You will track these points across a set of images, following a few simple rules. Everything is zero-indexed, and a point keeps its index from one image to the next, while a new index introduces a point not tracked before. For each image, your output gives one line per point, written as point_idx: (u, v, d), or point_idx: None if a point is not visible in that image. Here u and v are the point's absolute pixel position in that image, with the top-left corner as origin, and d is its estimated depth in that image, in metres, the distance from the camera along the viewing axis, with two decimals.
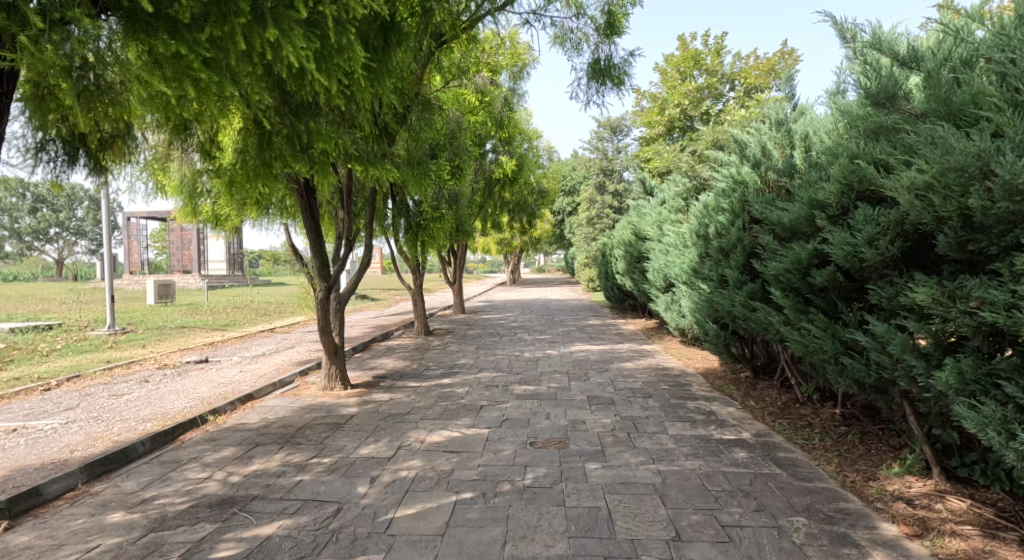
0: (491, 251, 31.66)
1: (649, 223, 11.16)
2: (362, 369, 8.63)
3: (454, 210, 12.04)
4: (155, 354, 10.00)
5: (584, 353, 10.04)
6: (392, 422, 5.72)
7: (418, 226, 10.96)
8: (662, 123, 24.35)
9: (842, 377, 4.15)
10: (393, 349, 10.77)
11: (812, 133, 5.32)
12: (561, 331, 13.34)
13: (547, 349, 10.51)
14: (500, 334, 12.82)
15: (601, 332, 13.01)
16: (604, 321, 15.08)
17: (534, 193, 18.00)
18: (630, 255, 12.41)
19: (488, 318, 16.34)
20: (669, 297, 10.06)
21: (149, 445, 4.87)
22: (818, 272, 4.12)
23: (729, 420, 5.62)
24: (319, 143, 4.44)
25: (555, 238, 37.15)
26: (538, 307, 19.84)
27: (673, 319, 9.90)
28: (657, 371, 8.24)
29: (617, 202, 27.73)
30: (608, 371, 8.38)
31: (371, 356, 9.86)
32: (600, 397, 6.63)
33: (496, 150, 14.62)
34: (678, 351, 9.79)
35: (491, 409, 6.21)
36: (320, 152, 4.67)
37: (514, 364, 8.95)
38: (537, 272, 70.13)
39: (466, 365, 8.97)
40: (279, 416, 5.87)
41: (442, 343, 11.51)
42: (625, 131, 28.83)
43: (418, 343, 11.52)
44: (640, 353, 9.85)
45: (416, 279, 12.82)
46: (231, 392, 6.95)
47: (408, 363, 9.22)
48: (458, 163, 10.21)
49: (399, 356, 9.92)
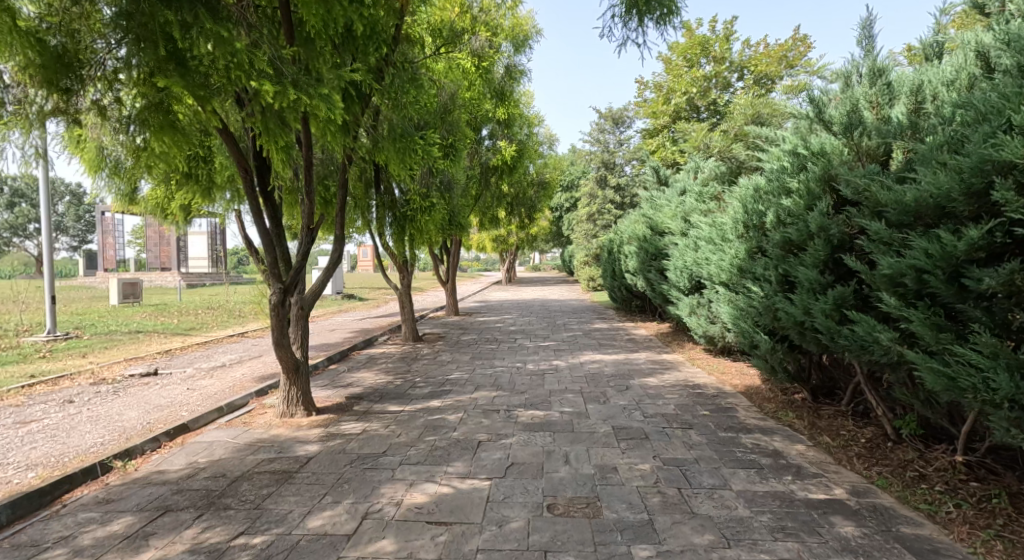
0: (486, 248, 30.22)
1: (668, 216, 9.88)
2: (335, 386, 7.21)
3: (447, 200, 10.67)
4: (94, 366, 8.53)
5: (596, 365, 8.68)
6: (361, 469, 4.31)
7: (407, 217, 9.63)
8: (668, 113, 23.14)
9: (1016, 428, 2.83)
10: (375, 359, 9.35)
11: (928, 86, 3.99)
12: (566, 336, 11.96)
13: (554, 360, 9.12)
14: (498, 340, 11.45)
15: (611, 338, 11.66)
16: (611, 326, 13.69)
17: (533, 184, 16.58)
18: (645, 252, 11.10)
19: (484, 321, 14.96)
20: (695, 300, 8.77)
21: (8, 515, 3.45)
22: (986, 273, 2.82)
23: (807, 467, 4.25)
24: (224, 55, 3.73)
25: (552, 236, 35.71)
26: (537, 308, 18.46)
27: (702, 325, 8.61)
28: (690, 391, 6.86)
29: (619, 198, 26.36)
30: (630, 389, 7.02)
31: (348, 368, 8.45)
32: (628, 430, 5.25)
33: (493, 136, 13.27)
34: (706, 363, 8.44)
35: (492, 447, 4.81)
36: (225, 76, 3.96)
37: (517, 380, 7.56)
38: (532, 271, 68.86)
39: (459, 381, 7.56)
40: (211, 460, 4.45)
41: (432, 352, 10.10)
42: (627, 122, 27.50)
43: (405, 351, 10.11)
44: (662, 366, 8.48)
45: (405, 278, 11.42)
46: (162, 420, 5.51)
47: (391, 377, 7.82)
48: (452, 145, 8.92)
49: (381, 368, 8.51)
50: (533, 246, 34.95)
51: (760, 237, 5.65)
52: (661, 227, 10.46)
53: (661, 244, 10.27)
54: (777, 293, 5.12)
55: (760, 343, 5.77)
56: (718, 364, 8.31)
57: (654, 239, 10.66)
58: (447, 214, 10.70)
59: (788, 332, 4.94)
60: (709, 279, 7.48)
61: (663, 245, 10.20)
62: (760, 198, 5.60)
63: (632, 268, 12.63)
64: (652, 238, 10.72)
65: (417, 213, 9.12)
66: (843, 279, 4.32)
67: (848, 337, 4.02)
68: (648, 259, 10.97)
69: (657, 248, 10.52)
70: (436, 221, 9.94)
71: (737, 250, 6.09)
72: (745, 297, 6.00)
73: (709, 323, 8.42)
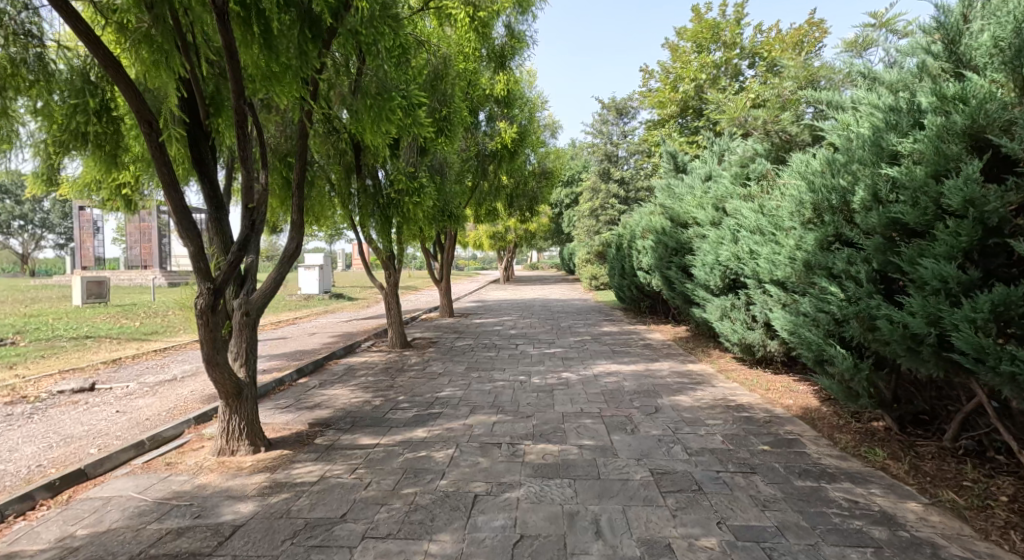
0: (483, 246, 28.84)
1: (693, 206, 8.65)
2: (299, 408, 5.88)
3: (440, 185, 9.39)
4: (18, 380, 7.17)
5: (613, 378, 7.40)
6: (306, 548, 3.01)
7: (394, 204, 8.42)
8: (676, 102, 21.87)
9: None
10: (356, 370, 8.03)
11: None
12: (573, 342, 10.65)
13: (562, 371, 7.83)
14: (497, 346, 10.18)
15: (624, 344, 10.41)
16: (622, 329, 12.39)
17: (535, 174, 15.26)
18: (663, 246, 9.85)
19: (481, 324, 13.69)
20: (729, 303, 7.57)
21: None
22: None
23: (944, 546, 2.98)
24: None
25: (552, 232, 34.38)
26: (538, 309, 17.20)
27: (735, 334, 7.46)
28: (736, 416, 5.56)
29: (623, 192, 25.09)
30: (660, 413, 5.74)
31: (320, 383, 7.12)
32: (673, 478, 3.97)
33: (492, 118, 11.98)
34: (743, 378, 7.15)
35: (492, 507, 3.52)
36: None
37: (521, 399, 6.26)
38: (530, 270, 67.73)
39: (452, 400, 6.25)
40: (95, 532, 3.15)
41: (421, 361, 8.78)
42: (632, 113, 26.24)
43: (390, 360, 8.80)
44: (691, 381, 7.18)
45: (391, 277, 10.11)
46: (59, 461, 4.19)
47: (371, 395, 6.50)
48: (445, 119, 7.73)
49: (359, 382, 7.19)
50: (532, 244, 33.61)
51: (840, 221, 4.42)
52: (684, 218, 9.20)
53: (684, 236, 9.03)
54: (872, 294, 3.90)
55: (835, 358, 4.55)
56: (759, 379, 7.03)
57: (675, 231, 9.39)
58: (440, 203, 9.43)
59: (890, 346, 3.71)
60: (755, 277, 6.25)
61: (686, 240, 8.97)
62: (839, 171, 4.39)
63: (646, 265, 11.38)
64: (672, 231, 9.46)
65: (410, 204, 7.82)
66: (993, 273, 3.15)
67: (1019, 357, 2.80)
68: (668, 255, 9.72)
69: (678, 243, 9.26)
70: (429, 211, 8.74)
71: (801, 240, 4.89)
72: (812, 299, 4.80)
73: (744, 330, 7.27)
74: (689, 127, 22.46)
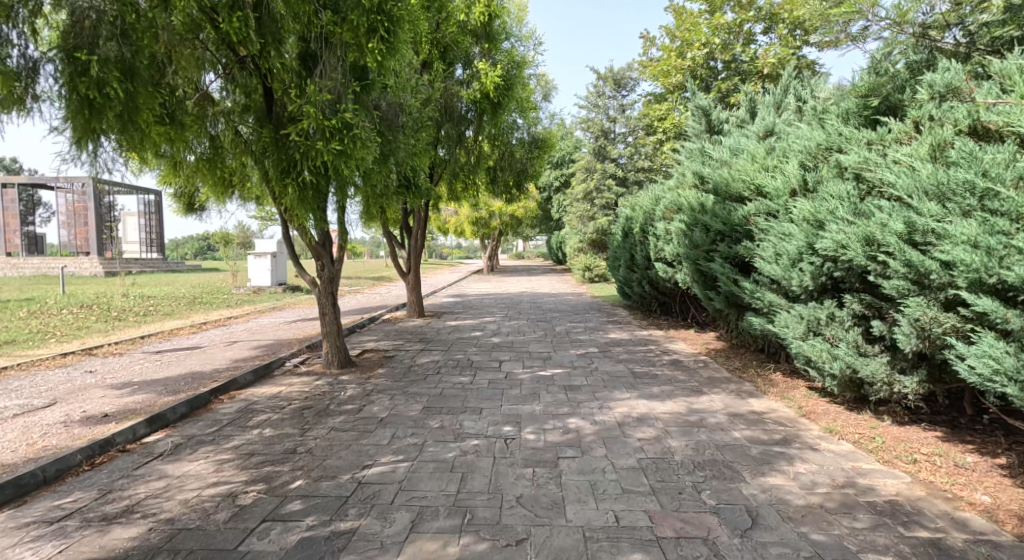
0: (464, 233, 26.02)
1: (759, 170, 6.08)
2: (90, 520, 3.15)
3: (406, 142, 6.60)
4: None
5: (650, 432, 4.78)
6: None
7: (300, 168, 5.54)
8: (682, 70, 19.22)
9: None
10: (255, 413, 5.29)
11: None
12: (576, 358, 8.01)
13: (568, 417, 5.19)
14: (474, 365, 7.50)
15: (644, 361, 7.81)
16: (634, 338, 9.77)
17: (524, 143, 12.48)
18: (705, 228, 7.29)
19: (457, 328, 10.97)
20: (818, 313, 5.06)
21: None
22: None
23: None
24: None
25: (539, 219, 31.61)
26: (527, 307, 14.56)
27: (825, 361, 4.97)
28: (914, 543, 2.95)
29: (620, 174, 22.48)
30: (762, 528, 3.14)
31: (178, 445, 4.37)
32: None
33: (470, 63, 9.69)
34: (855, 433, 4.57)
35: None
36: None
37: (506, 491, 3.59)
38: (517, 259, 65.33)
39: (386, 494, 3.58)
40: None
41: (361, 393, 6.05)
42: (631, 85, 23.48)
43: (317, 392, 6.08)
44: (774, 439, 4.58)
45: (322, 268, 7.32)
46: None
47: (248, 475, 3.80)
48: (382, 11, 5.20)
49: (244, 443, 4.47)
50: (519, 231, 30.99)
51: None
52: (734, 188, 6.59)
53: (735, 212, 6.46)
54: None
55: None
56: (882, 437, 4.43)
57: (723, 204, 6.82)
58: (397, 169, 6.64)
59: None
60: (903, 275, 3.68)
61: (737, 218, 6.41)
62: None
63: (671, 255, 8.83)
64: (718, 208, 6.87)
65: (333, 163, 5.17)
66: None
67: None
68: (711, 242, 7.17)
69: (725, 222, 6.71)
70: (371, 174, 6.05)
71: None
72: None
73: (840, 356, 4.79)
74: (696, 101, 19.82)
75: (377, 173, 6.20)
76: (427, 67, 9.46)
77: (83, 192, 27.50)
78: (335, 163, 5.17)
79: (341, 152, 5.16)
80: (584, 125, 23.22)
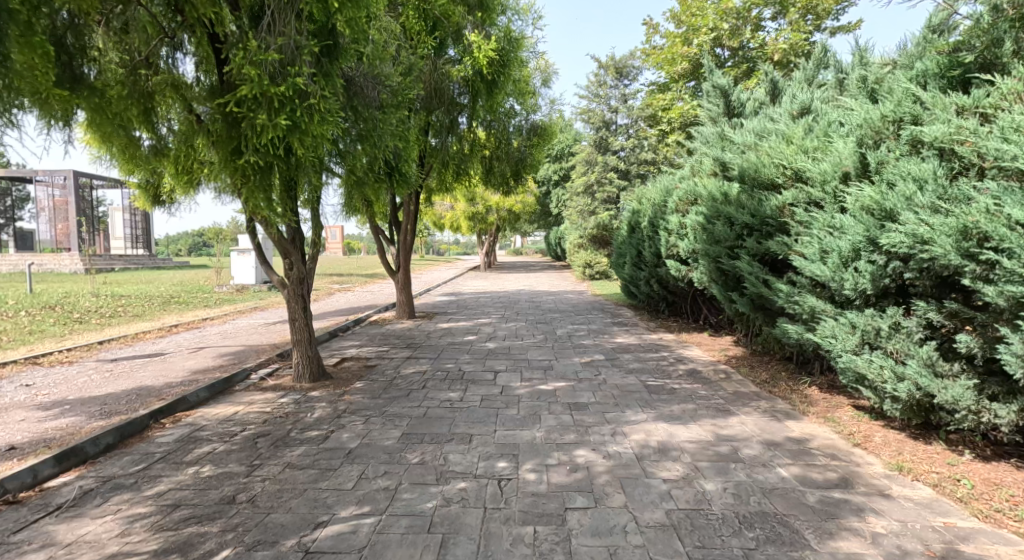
0: (460, 228, 25.11)
1: (798, 151, 5.21)
2: None
3: (386, 121, 5.68)
4: None
5: (679, 471, 3.91)
6: None
7: (252, 149, 4.60)
8: (688, 58, 18.25)
9: None
10: (199, 442, 4.41)
11: None
12: (581, 368, 7.13)
13: (576, 449, 4.31)
14: (465, 377, 6.62)
15: (657, 372, 6.95)
16: (643, 343, 8.91)
17: (522, 131, 11.56)
18: (729, 221, 6.43)
19: (449, 332, 10.08)
20: (877, 322, 4.19)
21: None
22: None
23: None
24: None
25: (538, 214, 30.63)
26: (526, 306, 13.69)
27: (886, 380, 4.12)
28: None
29: (622, 167, 21.55)
30: None
31: (86, 493, 3.49)
32: None
33: (462, 39, 8.94)
34: (932, 472, 3.70)
35: None
36: None
37: None
38: (515, 254, 64.49)
39: None
40: None
41: (331, 415, 5.17)
42: (632, 74, 22.56)
43: (279, 414, 5.19)
44: (831, 480, 3.71)
45: (292, 266, 6.40)
46: None
47: (162, 542, 2.92)
48: None
49: (172, 488, 3.59)
50: (517, 226, 30.11)
51: None
52: (767, 173, 5.73)
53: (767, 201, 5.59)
54: None
55: None
56: (971, 479, 3.55)
57: (751, 192, 5.95)
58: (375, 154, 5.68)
59: None
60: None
61: (770, 207, 5.54)
62: None
63: (686, 251, 7.96)
64: (744, 198, 6.01)
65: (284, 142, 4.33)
66: None
67: None
68: (737, 237, 6.30)
69: (754, 213, 5.85)
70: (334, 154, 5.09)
71: None
72: None
73: (907, 375, 3.94)
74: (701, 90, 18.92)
75: (346, 155, 5.31)
76: (414, 43, 8.52)
77: (63, 186, 26.54)
78: (287, 139, 4.33)
79: (296, 127, 4.31)
80: (584, 116, 22.25)
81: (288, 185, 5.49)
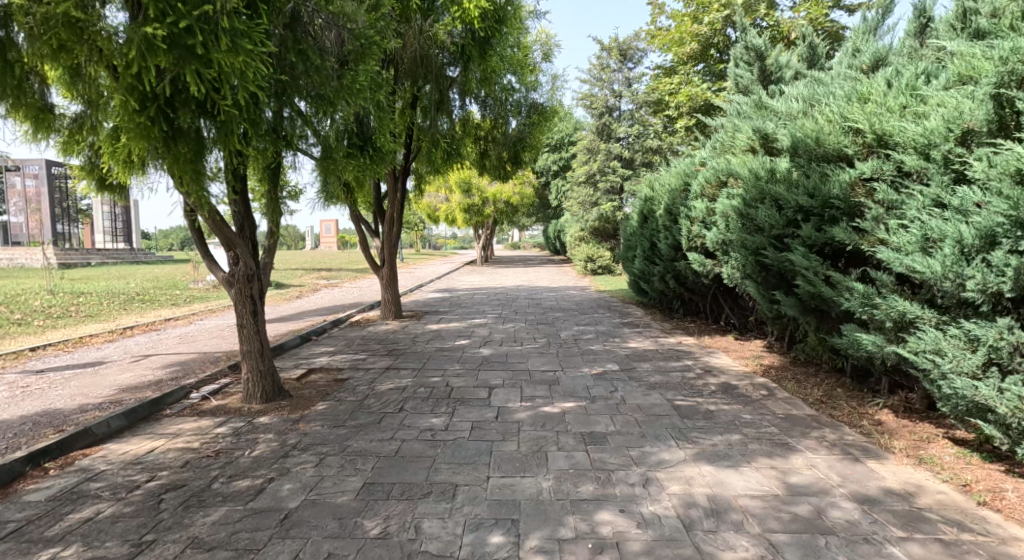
0: (455, 221, 23.83)
1: (881, 110, 4.06)
2: None
3: (339, 70, 4.56)
4: None
5: (750, 549, 2.76)
6: None
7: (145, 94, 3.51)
8: (698, 37, 16.96)
9: None
10: (81, 500, 3.23)
11: None
12: (592, 382, 5.95)
13: (599, 511, 3.15)
14: (453, 396, 5.43)
15: (685, 389, 5.77)
16: (661, 349, 7.75)
17: (521, 108, 10.30)
18: (775, 204, 5.28)
19: (439, 335, 8.89)
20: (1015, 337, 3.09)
21: None
22: None
23: None
24: None
25: (536, 206, 29.40)
26: (526, 304, 12.50)
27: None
28: None
29: (626, 156, 20.30)
30: None
31: None
32: None
33: None
34: None
35: None
36: None
37: None
38: (513, 248, 63.14)
39: None
40: None
41: (275, 453, 3.99)
42: (637, 56, 21.23)
43: (208, 451, 4.01)
44: None
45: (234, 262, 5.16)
46: None
47: None
48: None
49: None
50: (515, 219, 28.88)
51: None
52: (829, 142, 4.58)
53: (833, 178, 4.44)
54: None
55: None
56: None
57: (807, 166, 4.81)
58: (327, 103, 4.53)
59: None
60: None
61: (836, 184, 4.39)
62: None
63: (715, 242, 6.81)
64: (799, 175, 4.86)
65: (173, 72, 3.39)
66: None
67: None
68: (786, 224, 5.15)
69: (811, 193, 4.72)
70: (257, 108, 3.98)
71: None
72: None
73: None
74: (711, 71, 17.64)
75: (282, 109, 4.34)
76: None
77: (36, 176, 25.16)
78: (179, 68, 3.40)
79: (192, 49, 3.38)
80: (585, 101, 20.96)
81: (226, 158, 4.33)
